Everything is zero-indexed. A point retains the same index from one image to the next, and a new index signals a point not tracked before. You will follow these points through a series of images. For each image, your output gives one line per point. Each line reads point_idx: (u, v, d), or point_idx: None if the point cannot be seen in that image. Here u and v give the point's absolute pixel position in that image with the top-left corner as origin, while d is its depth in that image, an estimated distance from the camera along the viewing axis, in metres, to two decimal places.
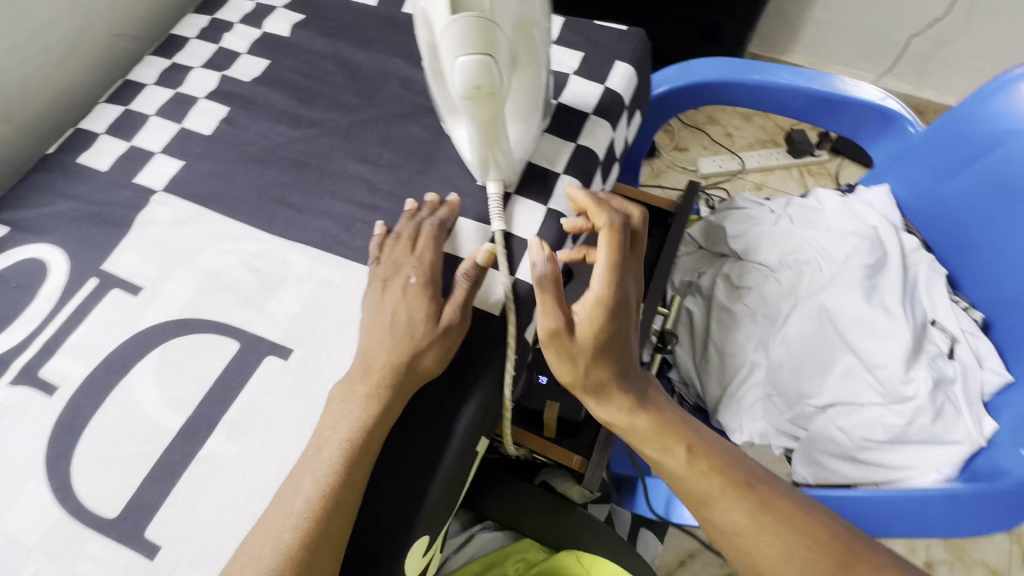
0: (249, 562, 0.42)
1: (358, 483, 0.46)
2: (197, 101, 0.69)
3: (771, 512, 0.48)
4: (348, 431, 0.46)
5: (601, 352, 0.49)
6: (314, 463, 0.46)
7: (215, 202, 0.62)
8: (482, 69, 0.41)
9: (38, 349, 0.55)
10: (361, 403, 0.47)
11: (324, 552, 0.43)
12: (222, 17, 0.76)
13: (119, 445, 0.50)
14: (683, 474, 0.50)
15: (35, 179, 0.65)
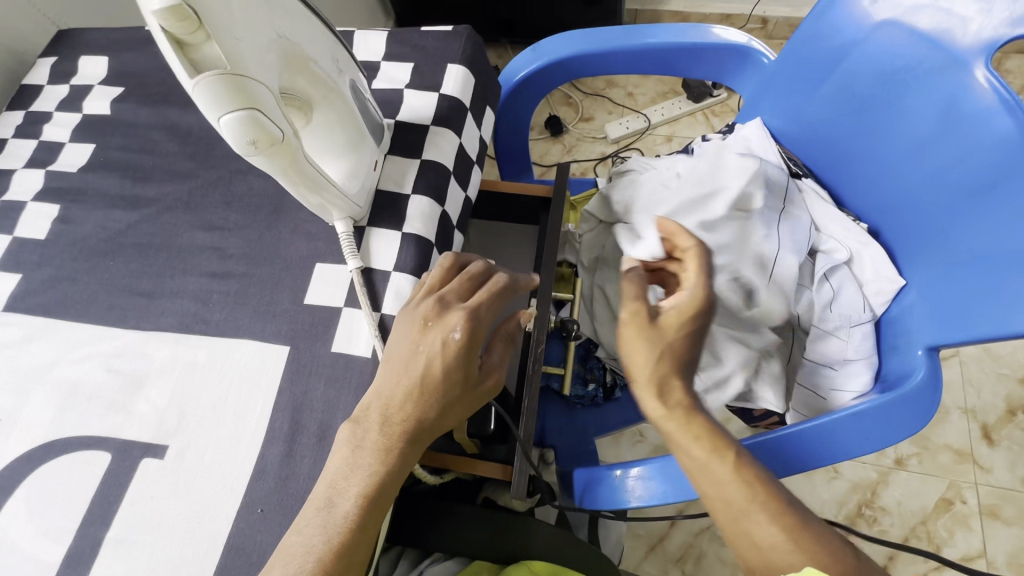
0: None
1: (368, 542, 0.45)
2: (24, 205, 0.65)
3: (781, 508, 0.49)
4: (362, 485, 0.45)
5: (682, 352, 0.53)
6: (328, 522, 0.43)
7: (62, 308, 0.59)
8: (251, 123, 0.38)
9: None
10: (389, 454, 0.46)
11: None
12: (38, 109, 0.72)
13: None
14: (731, 480, 0.49)
15: None
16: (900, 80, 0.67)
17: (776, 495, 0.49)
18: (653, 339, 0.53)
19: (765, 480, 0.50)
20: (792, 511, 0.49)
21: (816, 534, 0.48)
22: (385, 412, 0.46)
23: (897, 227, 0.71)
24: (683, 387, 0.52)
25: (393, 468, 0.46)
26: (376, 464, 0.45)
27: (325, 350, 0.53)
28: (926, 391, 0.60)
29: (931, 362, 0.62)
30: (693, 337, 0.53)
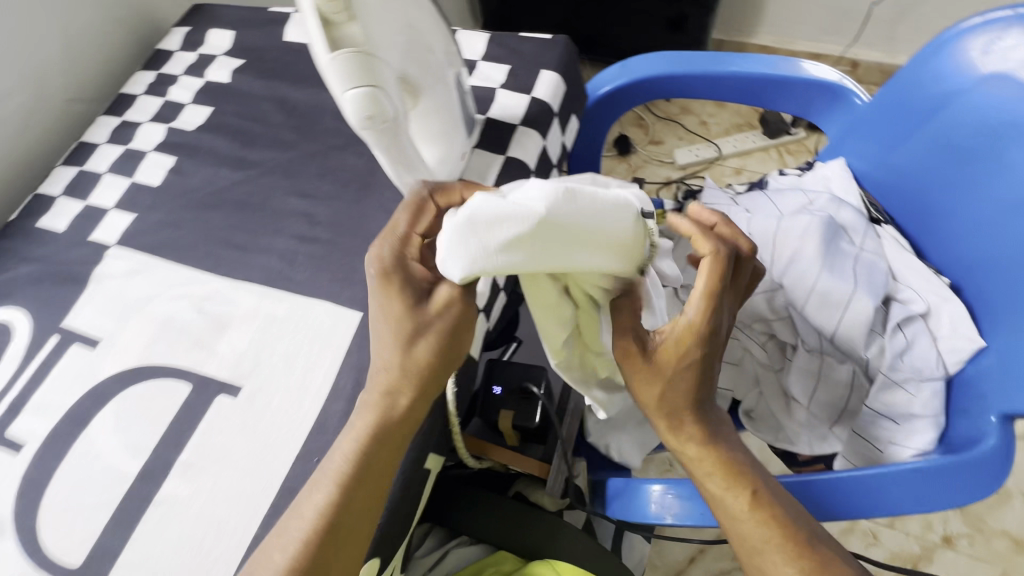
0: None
1: (359, 510, 0.46)
2: (146, 154, 0.72)
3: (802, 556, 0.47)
4: (353, 446, 0.47)
5: (686, 381, 0.49)
6: (320, 478, 0.46)
7: (165, 249, 0.65)
8: (371, 99, 0.42)
9: (6, 408, 0.57)
10: (375, 437, 0.47)
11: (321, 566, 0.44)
12: (168, 71, 0.79)
13: (82, 497, 0.52)
14: (741, 515, 0.49)
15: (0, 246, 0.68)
16: (1005, 135, 0.64)
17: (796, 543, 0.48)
18: (651, 375, 0.49)
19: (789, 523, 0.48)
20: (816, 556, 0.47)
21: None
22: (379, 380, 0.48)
23: (981, 286, 0.68)
24: (696, 416, 0.51)
25: (375, 459, 0.47)
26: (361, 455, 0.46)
27: None
28: (995, 461, 0.57)
29: (1004, 432, 0.59)
30: (700, 366, 0.49)
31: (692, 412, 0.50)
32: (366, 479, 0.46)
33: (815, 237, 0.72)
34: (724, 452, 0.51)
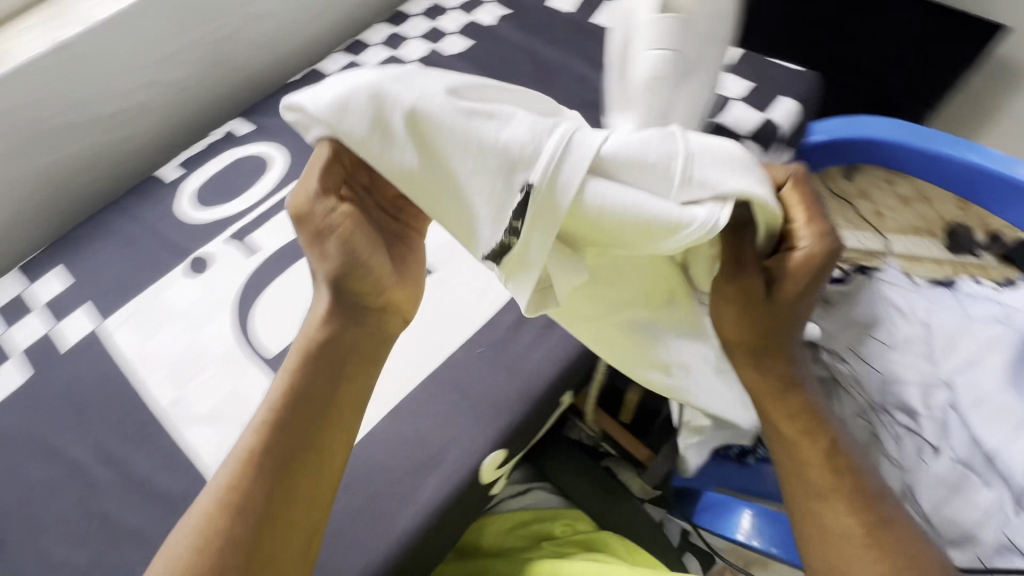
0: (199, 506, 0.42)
1: (277, 453, 0.42)
2: (408, 63, 0.84)
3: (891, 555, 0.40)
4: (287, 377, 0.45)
5: (782, 308, 0.43)
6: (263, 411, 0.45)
7: None
8: (667, 61, 0.46)
9: (252, 218, 0.71)
10: (298, 387, 0.45)
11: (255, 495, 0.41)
12: (444, 3, 0.92)
13: (289, 305, 0.63)
14: (809, 463, 0.43)
15: (279, 98, 0.83)
16: None
17: (886, 541, 0.41)
18: (754, 309, 0.43)
19: (881, 515, 0.42)
20: (910, 557, 0.40)
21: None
22: (306, 329, 0.47)
23: None
24: (779, 353, 0.45)
25: (297, 415, 0.44)
26: (282, 412, 0.44)
27: None
28: None
29: None
30: (803, 301, 0.43)
31: (777, 351, 0.45)
32: (299, 434, 0.43)
33: (1004, 352, 0.63)
34: (806, 398, 0.45)
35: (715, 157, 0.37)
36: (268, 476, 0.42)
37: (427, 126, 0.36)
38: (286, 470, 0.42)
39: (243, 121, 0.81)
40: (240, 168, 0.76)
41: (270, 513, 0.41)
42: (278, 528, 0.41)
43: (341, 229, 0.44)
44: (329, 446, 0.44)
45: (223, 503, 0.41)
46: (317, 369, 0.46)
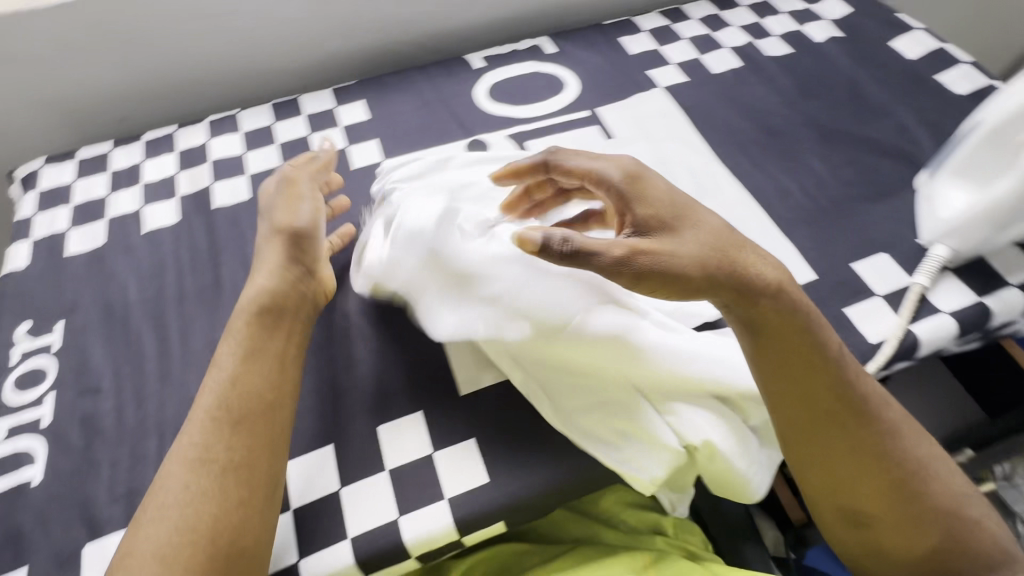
0: (168, 475, 0.43)
1: (237, 392, 0.46)
2: (721, 47, 0.84)
3: (895, 474, 0.46)
4: (229, 351, 0.49)
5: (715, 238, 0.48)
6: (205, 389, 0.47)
7: (694, 117, 0.76)
8: None
9: (534, 128, 0.75)
10: (248, 347, 0.49)
11: (220, 449, 0.44)
12: (775, 4, 0.90)
13: None
14: (813, 443, 0.47)
15: (589, 34, 0.87)
16: None
17: (891, 466, 0.46)
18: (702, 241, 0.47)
19: (884, 433, 0.47)
20: (907, 466, 0.46)
21: (934, 505, 0.45)
22: (246, 300, 0.51)
23: None
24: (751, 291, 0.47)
25: (240, 372, 0.47)
26: (238, 368, 0.48)
27: (839, 305, 0.59)
28: None
29: None
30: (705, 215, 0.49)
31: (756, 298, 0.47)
32: (241, 386, 0.47)
33: None
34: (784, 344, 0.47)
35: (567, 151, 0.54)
36: (214, 427, 0.45)
37: (398, 205, 0.60)
38: (234, 420, 0.45)
39: (550, 43, 0.86)
40: (536, 82, 0.81)
41: (236, 451, 0.44)
42: (234, 476, 0.43)
43: (312, 209, 0.57)
44: (259, 388, 0.47)
45: (172, 466, 0.44)
46: (257, 327, 0.50)
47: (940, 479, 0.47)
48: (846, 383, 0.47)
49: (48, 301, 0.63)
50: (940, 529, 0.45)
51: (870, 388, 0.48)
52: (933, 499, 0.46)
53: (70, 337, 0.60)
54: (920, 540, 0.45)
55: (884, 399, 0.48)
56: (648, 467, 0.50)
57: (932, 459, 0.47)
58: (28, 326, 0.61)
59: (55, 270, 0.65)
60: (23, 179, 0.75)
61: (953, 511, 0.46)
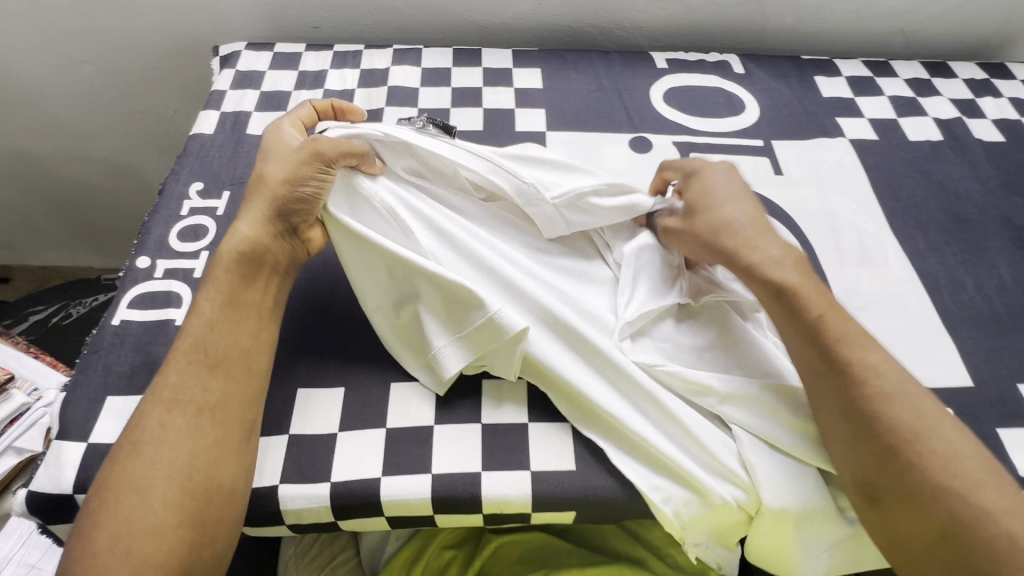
0: (140, 417, 0.45)
1: (209, 334, 0.48)
2: (924, 115, 0.77)
3: (885, 445, 0.42)
4: (208, 299, 0.50)
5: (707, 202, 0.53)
6: (185, 330, 0.49)
7: (876, 178, 0.71)
8: None
9: (701, 142, 0.73)
10: (228, 296, 0.50)
11: (193, 388, 0.46)
12: (997, 85, 0.82)
13: None
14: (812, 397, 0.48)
15: (783, 64, 0.83)
16: None
17: (878, 438, 0.43)
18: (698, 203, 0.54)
19: (873, 397, 0.44)
20: (902, 436, 0.42)
21: (929, 485, 0.40)
22: (227, 252, 0.51)
23: None
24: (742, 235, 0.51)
25: (218, 319, 0.49)
26: (215, 314, 0.49)
27: (994, 423, 0.53)
28: None
29: None
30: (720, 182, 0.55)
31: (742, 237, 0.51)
32: (214, 331, 0.48)
33: None
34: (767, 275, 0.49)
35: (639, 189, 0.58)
36: (191, 370, 0.47)
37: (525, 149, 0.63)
38: (212, 364, 0.47)
39: (740, 62, 0.83)
40: (714, 97, 0.78)
41: (208, 392, 0.47)
42: (210, 417, 0.46)
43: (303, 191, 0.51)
44: (224, 332, 0.49)
45: (147, 409, 0.46)
46: (230, 278, 0.50)
47: (947, 455, 0.41)
48: (824, 348, 0.46)
49: (221, 170, 0.68)
50: (940, 511, 0.40)
51: (863, 352, 0.46)
52: (931, 478, 0.41)
53: (232, 208, 0.65)
54: (915, 522, 0.41)
55: (882, 365, 0.45)
56: (677, 503, 0.48)
57: (933, 427, 0.42)
58: (200, 187, 0.66)
59: (233, 144, 0.70)
60: (224, 56, 0.81)
61: (961, 493, 0.40)
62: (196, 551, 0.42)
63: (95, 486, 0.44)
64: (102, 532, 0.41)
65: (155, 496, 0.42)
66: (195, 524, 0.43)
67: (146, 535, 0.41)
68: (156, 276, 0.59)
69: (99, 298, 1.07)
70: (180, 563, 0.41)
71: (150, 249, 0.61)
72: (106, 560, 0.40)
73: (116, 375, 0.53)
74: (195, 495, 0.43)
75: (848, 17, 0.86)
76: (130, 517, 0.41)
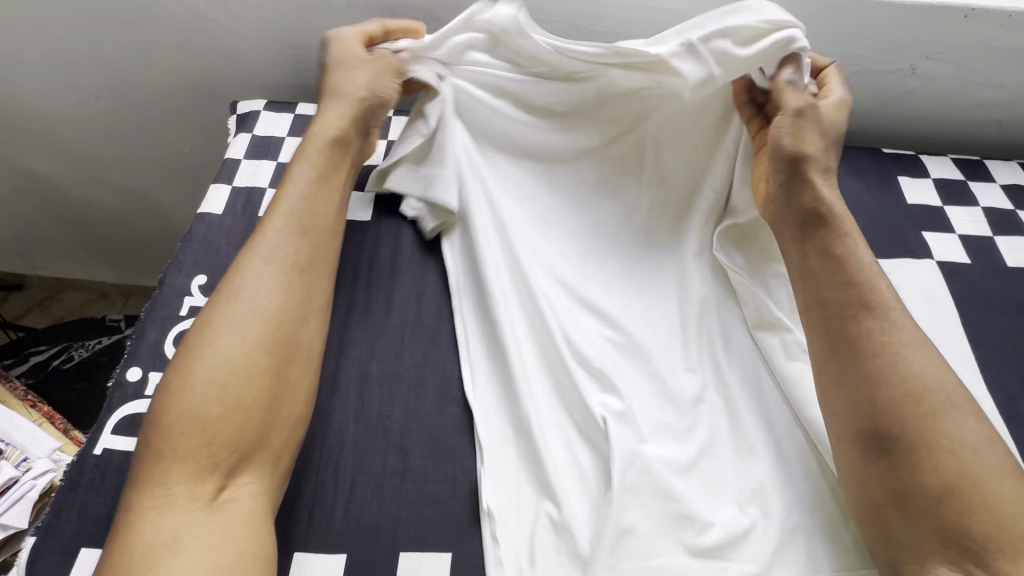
0: (240, 277, 0.48)
1: (308, 209, 0.53)
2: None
3: (900, 408, 0.44)
4: (307, 179, 0.55)
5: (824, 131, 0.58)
6: (284, 205, 0.53)
7: (967, 316, 0.61)
8: None
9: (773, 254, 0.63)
10: (323, 178, 0.55)
11: (289, 253, 0.50)
12: None
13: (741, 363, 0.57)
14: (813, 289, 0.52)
15: (862, 158, 0.73)
16: None
17: (895, 389, 0.45)
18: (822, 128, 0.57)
19: (898, 352, 0.46)
20: (917, 393, 0.44)
21: (938, 441, 0.42)
22: (322, 140, 0.57)
23: None
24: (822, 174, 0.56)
25: (314, 196, 0.54)
26: (313, 193, 0.54)
27: None
28: None
29: None
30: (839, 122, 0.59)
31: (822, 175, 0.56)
32: (298, 212, 0.52)
33: None
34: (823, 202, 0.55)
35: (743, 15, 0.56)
36: (291, 239, 0.51)
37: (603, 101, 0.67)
38: (300, 230, 0.52)
39: None
40: None
41: (304, 261, 0.51)
42: (297, 274, 0.50)
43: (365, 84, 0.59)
44: (306, 216, 0.53)
45: (242, 267, 0.49)
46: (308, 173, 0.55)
47: (954, 416, 0.43)
48: (861, 314, 0.48)
49: (229, 261, 0.61)
50: (941, 471, 0.41)
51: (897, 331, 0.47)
52: (940, 441, 0.42)
53: None
54: (915, 480, 0.42)
55: (909, 335, 0.47)
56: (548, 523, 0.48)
57: (951, 395, 0.44)
58: (203, 280, 0.60)
59: (243, 228, 0.64)
60: (241, 116, 0.74)
61: (965, 463, 0.41)
62: (276, 406, 0.45)
63: (187, 337, 0.46)
64: (196, 375, 0.43)
65: (245, 348, 0.45)
66: (281, 371, 0.46)
67: (236, 380, 0.43)
68: (148, 393, 0.53)
69: (103, 341, 1.03)
70: (264, 412, 0.44)
71: (144, 358, 0.55)
72: (205, 399, 0.42)
73: (95, 520, 0.47)
74: (279, 355, 0.46)
75: (939, 105, 0.76)
76: (223, 364, 0.44)
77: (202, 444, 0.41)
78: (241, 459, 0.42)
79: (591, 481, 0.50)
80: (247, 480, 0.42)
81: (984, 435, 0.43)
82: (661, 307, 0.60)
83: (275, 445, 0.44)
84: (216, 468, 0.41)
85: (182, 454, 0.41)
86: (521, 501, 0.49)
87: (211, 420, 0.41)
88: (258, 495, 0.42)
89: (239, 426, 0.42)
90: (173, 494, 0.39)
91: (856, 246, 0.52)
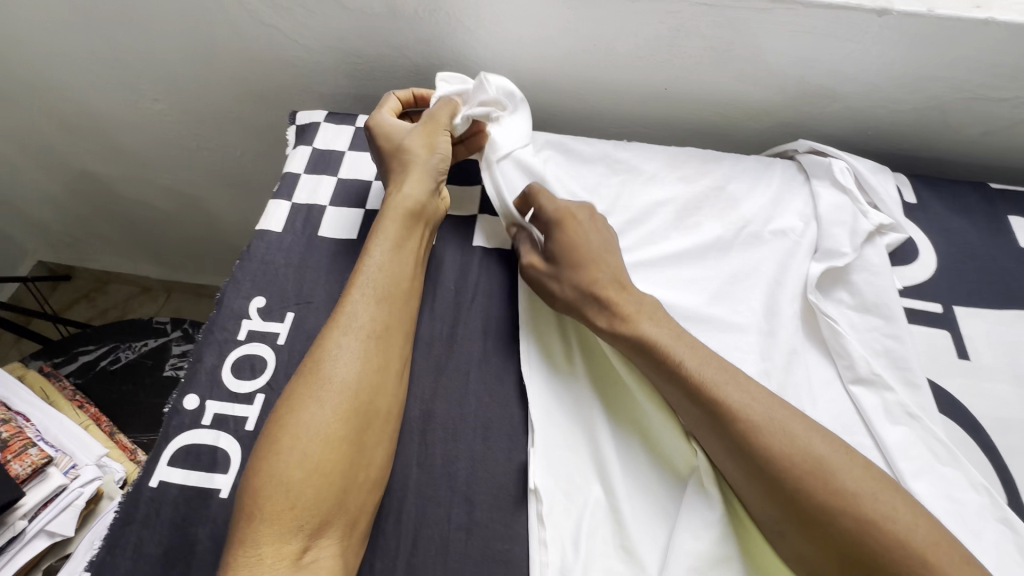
0: (326, 341, 0.48)
1: (392, 271, 0.52)
2: None
3: (777, 476, 0.42)
4: (389, 240, 0.53)
5: (596, 257, 0.54)
6: (367, 264, 0.52)
7: None
8: None
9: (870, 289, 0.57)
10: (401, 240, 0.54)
11: (373, 322, 0.49)
12: None
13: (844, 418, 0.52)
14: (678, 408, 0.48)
15: (967, 194, 0.67)
16: None
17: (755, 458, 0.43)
18: (585, 262, 0.54)
19: (751, 425, 0.44)
20: (775, 456, 0.43)
21: (819, 497, 0.41)
22: (399, 201, 0.55)
23: None
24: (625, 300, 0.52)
25: (397, 259, 0.53)
26: (396, 255, 0.53)
27: None
28: None
29: None
30: (598, 242, 0.55)
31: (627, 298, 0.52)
32: (381, 273, 0.51)
33: None
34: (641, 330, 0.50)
35: (814, 149, 0.69)
36: (374, 305, 0.49)
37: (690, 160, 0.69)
38: (383, 299, 0.50)
39: (908, 187, 0.67)
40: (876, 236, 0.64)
41: (384, 330, 0.49)
42: (378, 345, 0.48)
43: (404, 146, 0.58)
44: (388, 273, 0.51)
45: (327, 332, 0.48)
46: (393, 222, 0.54)
47: (813, 466, 0.42)
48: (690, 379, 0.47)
49: (288, 283, 0.59)
50: (846, 529, 0.40)
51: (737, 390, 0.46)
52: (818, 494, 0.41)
53: (296, 336, 0.56)
54: (828, 547, 0.41)
55: (742, 397, 0.45)
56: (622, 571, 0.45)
57: (825, 450, 0.43)
58: (262, 303, 0.58)
59: (302, 248, 0.61)
60: (301, 127, 0.72)
61: (853, 496, 0.41)
62: (355, 470, 0.44)
63: (282, 395, 0.46)
64: (285, 438, 0.43)
65: (328, 411, 0.45)
66: (357, 444, 0.45)
67: (321, 446, 0.43)
68: (204, 423, 0.51)
69: (150, 344, 1.02)
70: (344, 479, 0.43)
71: (201, 384, 0.53)
72: (289, 469, 0.42)
73: (149, 561, 0.46)
74: (358, 416, 0.45)
75: None
76: (308, 427, 0.44)
77: (284, 507, 0.41)
78: (318, 529, 0.42)
79: (659, 506, 0.48)
80: (324, 549, 0.42)
81: (847, 458, 0.43)
82: (751, 351, 0.55)
83: (352, 507, 0.44)
84: (298, 531, 0.41)
85: (267, 515, 0.41)
86: (590, 542, 0.46)
87: (295, 487, 0.42)
88: (334, 561, 0.42)
89: (318, 496, 0.42)
90: (259, 555, 0.40)
91: (668, 344, 0.49)
